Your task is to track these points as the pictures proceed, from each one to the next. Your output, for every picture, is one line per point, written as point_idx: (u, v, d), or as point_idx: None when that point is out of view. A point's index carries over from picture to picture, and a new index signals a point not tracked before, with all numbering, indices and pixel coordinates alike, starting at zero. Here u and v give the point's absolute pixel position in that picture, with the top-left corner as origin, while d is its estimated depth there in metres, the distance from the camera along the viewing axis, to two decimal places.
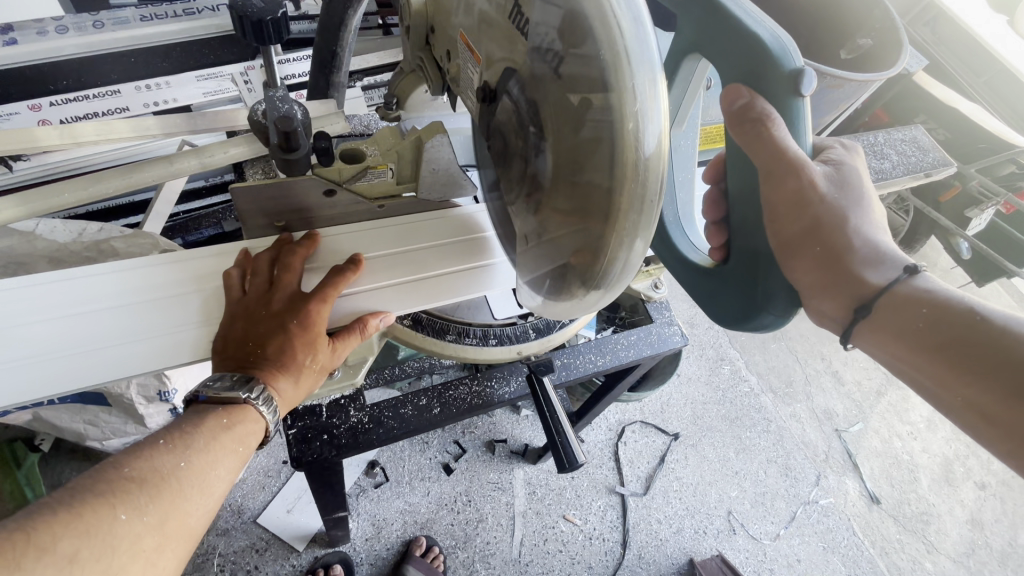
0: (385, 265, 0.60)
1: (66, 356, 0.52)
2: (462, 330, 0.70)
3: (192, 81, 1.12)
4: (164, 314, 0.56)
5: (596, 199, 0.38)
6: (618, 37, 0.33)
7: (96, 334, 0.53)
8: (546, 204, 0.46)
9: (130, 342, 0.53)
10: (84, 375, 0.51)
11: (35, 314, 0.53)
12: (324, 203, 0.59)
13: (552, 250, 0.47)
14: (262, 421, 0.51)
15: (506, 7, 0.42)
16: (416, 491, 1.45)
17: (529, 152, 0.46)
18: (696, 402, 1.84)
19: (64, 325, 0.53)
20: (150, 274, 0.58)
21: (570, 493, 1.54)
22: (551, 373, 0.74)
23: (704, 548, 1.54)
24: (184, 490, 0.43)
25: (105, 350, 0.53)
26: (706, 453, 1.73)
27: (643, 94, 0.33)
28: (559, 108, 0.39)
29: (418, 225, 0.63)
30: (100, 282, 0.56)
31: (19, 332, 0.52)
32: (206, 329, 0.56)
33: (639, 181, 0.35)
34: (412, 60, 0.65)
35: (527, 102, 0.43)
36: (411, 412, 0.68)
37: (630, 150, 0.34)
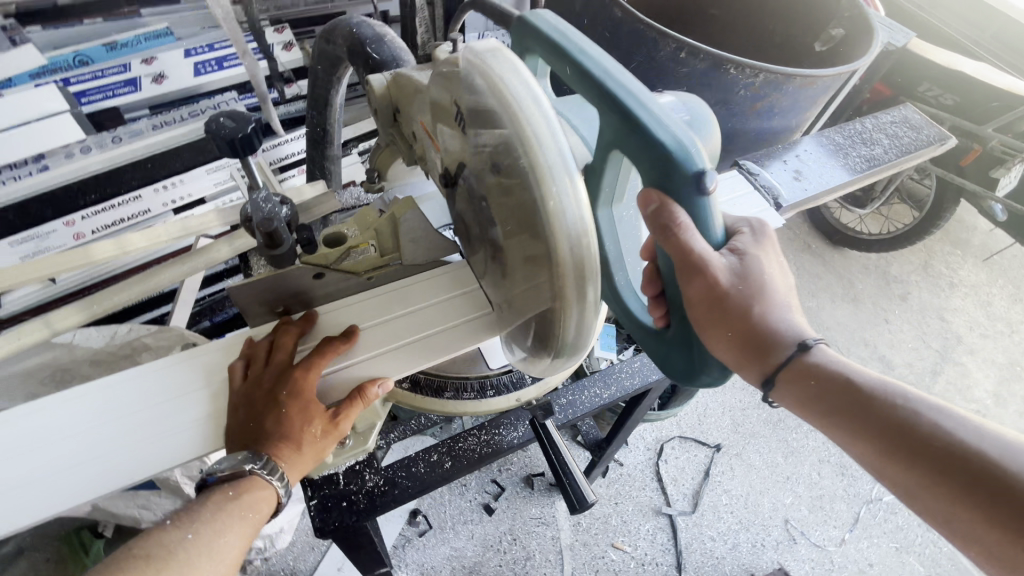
0: (379, 333, 0.62)
1: (119, 454, 0.57)
2: (461, 385, 0.72)
3: (201, 175, 1.25)
4: (203, 405, 0.61)
5: (544, 272, 0.42)
6: (534, 146, 0.37)
7: (136, 432, 0.58)
8: (507, 279, 0.50)
9: (163, 436, 0.58)
10: (122, 474, 0.56)
11: (89, 419, 0.59)
12: (317, 283, 0.63)
13: (523, 320, 0.51)
14: (270, 489, 0.53)
15: (452, 110, 0.47)
16: (460, 535, 1.45)
17: (485, 228, 0.50)
18: (734, 409, 1.78)
19: (115, 426, 0.59)
20: (181, 371, 0.63)
21: (616, 520, 1.52)
22: (552, 415, 0.76)
23: (765, 563, 1.48)
24: (191, 560, 0.49)
25: (155, 443, 0.58)
26: (753, 461, 1.67)
27: (563, 188, 0.37)
28: (502, 199, 0.43)
29: (408, 288, 0.65)
30: (144, 382, 0.62)
31: (76, 439, 0.58)
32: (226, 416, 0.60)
33: (572, 257, 0.39)
34: (385, 138, 0.70)
35: (480, 190, 0.48)
36: (423, 470, 0.70)
37: (560, 232, 0.38)
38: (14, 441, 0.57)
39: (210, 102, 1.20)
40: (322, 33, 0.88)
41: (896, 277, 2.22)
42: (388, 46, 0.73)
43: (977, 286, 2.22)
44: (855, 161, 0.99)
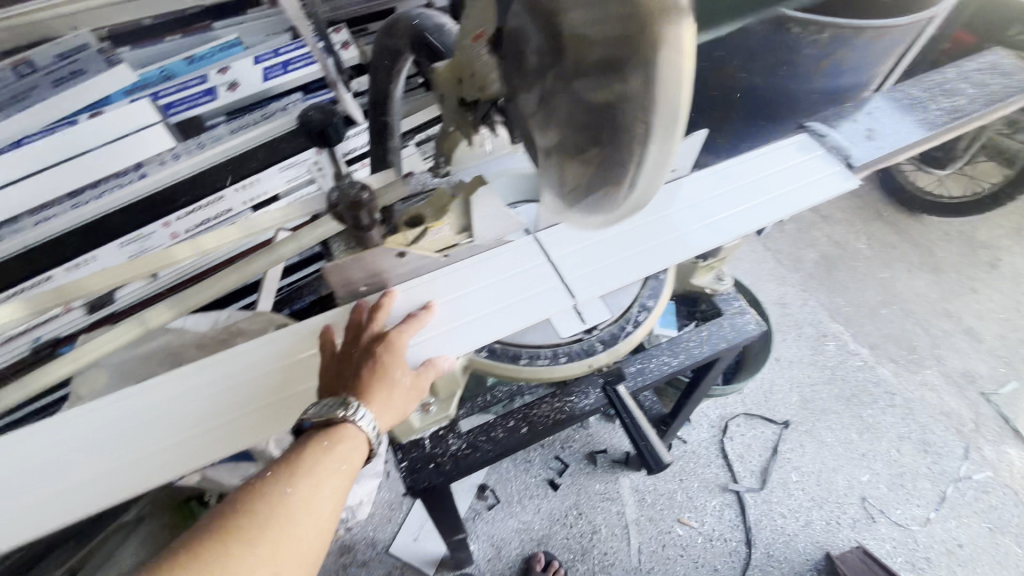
0: (457, 306, 0.67)
1: (244, 415, 0.66)
2: (534, 353, 0.74)
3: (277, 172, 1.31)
4: (309, 371, 0.70)
5: (622, 108, 0.39)
6: None
7: (256, 395, 0.67)
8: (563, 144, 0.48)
9: (276, 400, 0.67)
10: (246, 432, 0.65)
11: (214, 387, 0.68)
12: (398, 264, 0.66)
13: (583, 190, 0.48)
14: (358, 436, 0.59)
15: None
16: (527, 509, 1.50)
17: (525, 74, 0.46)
18: (803, 385, 1.72)
19: (237, 392, 0.67)
20: (285, 342, 0.71)
21: (681, 496, 1.52)
22: (623, 381, 0.77)
23: (841, 541, 1.44)
24: (293, 506, 0.53)
25: (273, 404, 0.67)
26: (825, 438, 1.61)
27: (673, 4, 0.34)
28: (582, 30, 0.39)
29: (479, 265, 0.70)
30: (256, 353, 0.70)
31: (206, 404, 0.66)
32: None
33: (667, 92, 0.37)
34: (451, 120, 0.71)
35: (530, 32, 0.44)
36: (502, 434, 0.73)
37: (665, 58, 0.35)
38: (148, 409, 0.66)
39: (280, 103, 1.26)
40: (383, 28, 0.91)
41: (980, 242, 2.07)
42: (449, 33, 0.74)
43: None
44: (936, 114, 0.93)
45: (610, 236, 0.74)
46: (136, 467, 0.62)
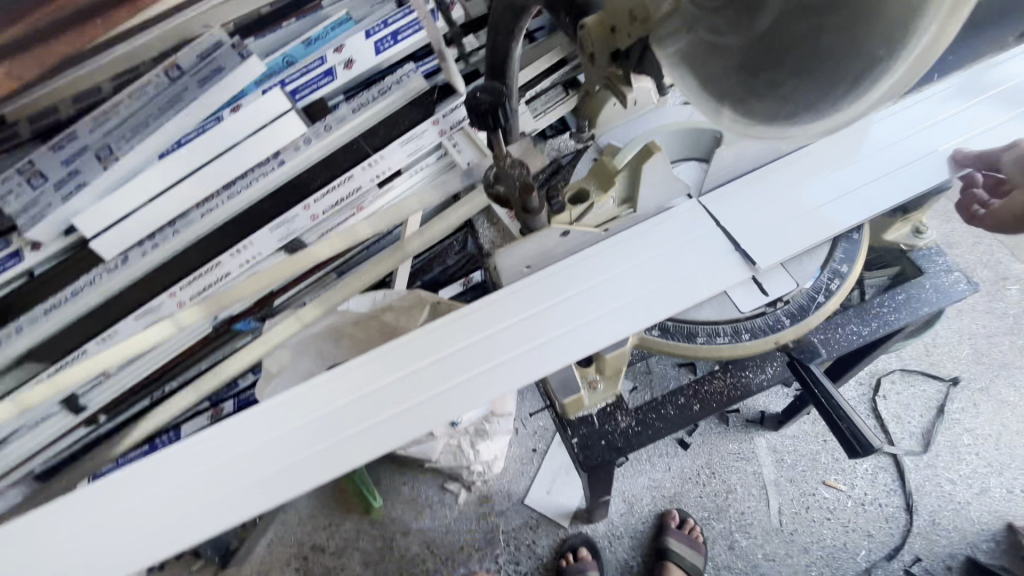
0: (625, 282, 0.62)
1: (424, 400, 0.61)
2: (711, 330, 0.70)
3: (397, 147, 1.09)
4: (481, 353, 0.62)
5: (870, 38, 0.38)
6: None
7: (433, 380, 0.62)
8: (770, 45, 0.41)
9: (409, 409, 0.61)
10: (387, 443, 0.61)
11: (388, 373, 0.63)
12: (560, 242, 0.64)
13: (786, 101, 0.42)
14: None
15: None
16: (657, 467, 1.47)
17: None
18: (975, 337, 1.50)
19: (413, 377, 0.62)
20: (453, 324, 0.63)
21: (826, 458, 1.42)
22: (815, 358, 0.69)
23: (1022, 509, 1.31)
24: None
25: (451, 388, 0.61)
26: (1004, 397, 1.42)
27: None
28: None
29: (644, 235, 0.64)
30: (424, 336, 0.63)
31: (384, 390, 0.63)
32: (463, 387, 0.61)
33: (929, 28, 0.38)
34: (597, 81, 0.67)
35: None
36: (672, 412, 0.71)
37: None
38: (281, 423, 0.63)
39: (398, 72, 1.07)
40: None
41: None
42: None
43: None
44: None
45: (786, 194, 0.68)
46: (280, 482, 0.61)
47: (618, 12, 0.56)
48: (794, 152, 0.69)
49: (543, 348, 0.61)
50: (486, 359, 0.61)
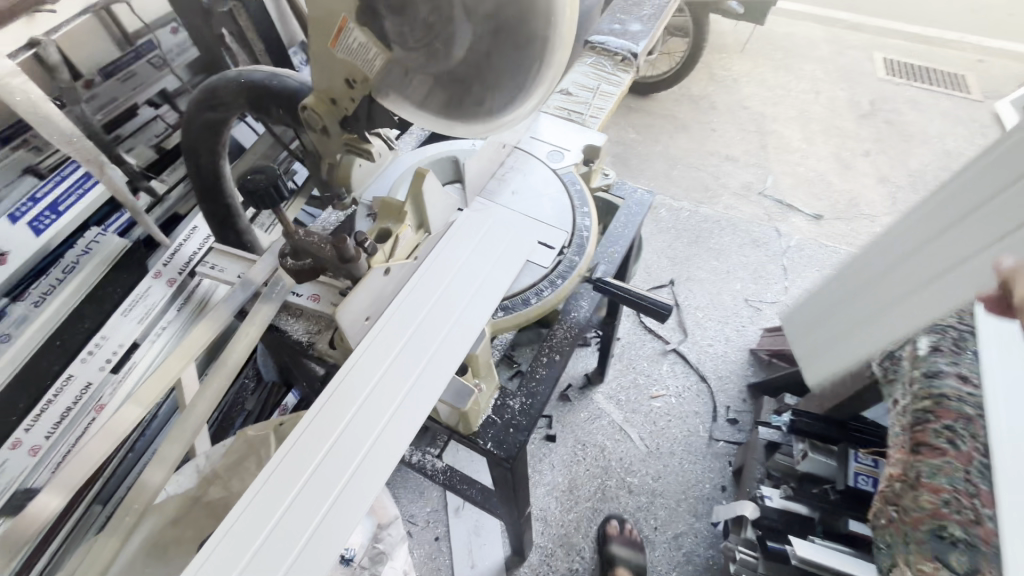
0: (457, 287, 0.70)
1: (342, 489, 0.57)
2: (538, 287, 0.74)
3: (120, 319, 1.09)
4: (373, 413, 0.61)
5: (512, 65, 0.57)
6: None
7: (339, 465, 0.58)
8: (466, 67, 0.58)
9: (329, 511, 0.56)
10: (327, 555, 0.53)
11: (289, 489, 0.56)
12: (386, 282, 0.66)
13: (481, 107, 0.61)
14: None
15: None
16: (545, 472, 1.57)
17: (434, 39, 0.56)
18: (665, 250, 2.11)
19: (317, 477, 0.57)
20: (331, 405, 0.61)
21: (642, 379, 1.76)
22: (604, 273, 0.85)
23: (752, 335, 1.86)
24: None
25: (362, 460, 0.59)
26: (699, 276, 2.03)
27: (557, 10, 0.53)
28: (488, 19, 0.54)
29: (448, 247, 0.72)
30: (308, 432, 0.59)
31: (292, 510, 0.55)
32: (373, 452, 0.59)
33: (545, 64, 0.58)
34: (339, 149, 0.74)
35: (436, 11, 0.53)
36: (544, 372, 0.76)
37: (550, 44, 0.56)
38: None
39: (74, 250, 1.12)
40: (198, 105, 0.84)
41: (684, 119, 2.89)
42: (287, 76, 0.76)
43: (730, 100, 3.01)
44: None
45: (524, 178, 0.85)
46: None
47: (337, 86, 0.66)
48: (511, 149, 0.89)
49: (425, 374, 0.64)
50: (379, 416, 0.61)
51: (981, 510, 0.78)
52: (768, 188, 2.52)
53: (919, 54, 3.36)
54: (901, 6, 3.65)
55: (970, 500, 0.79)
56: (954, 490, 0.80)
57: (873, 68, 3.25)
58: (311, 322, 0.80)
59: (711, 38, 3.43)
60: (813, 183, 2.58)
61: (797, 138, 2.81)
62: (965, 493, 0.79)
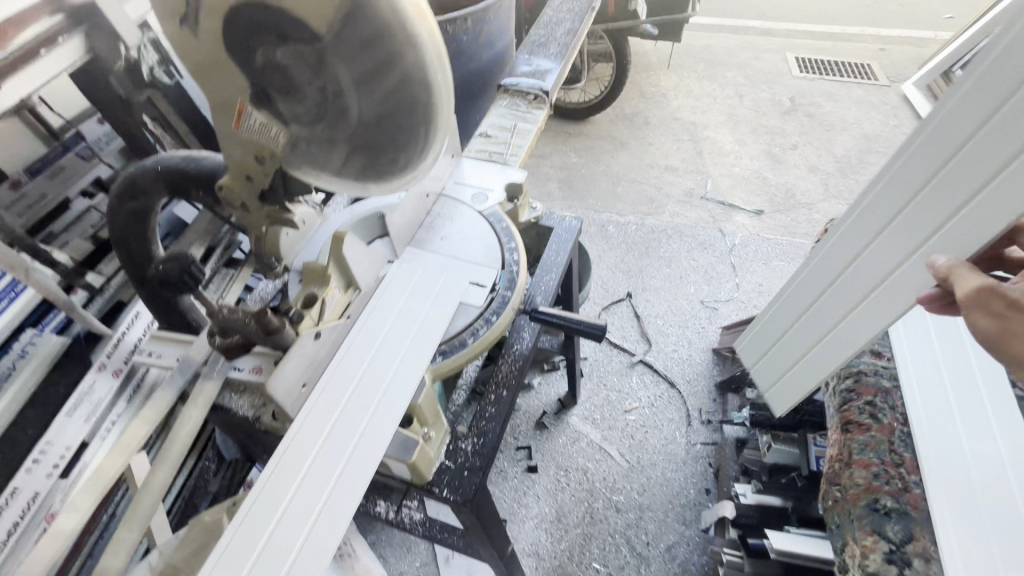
0: (392, 341, 0.71)
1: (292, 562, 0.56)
2: (473, 328, 0.76)
3: (65, 420, 1.05)
4: (318, 479, 0.61)
5: (406, 136, 0.60)
6: (422, 63, 0.53)
7: (288, 537, 0.58)
8: (365, 135, 0.59)
9: None
10: None
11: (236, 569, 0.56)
12: (319, 346, 0.67)
13: (390, 168, 0.64)
14: None
15: (300, 47, 0.51)
16: (532, 504, 1.56)
17: (330, 121, 0.58)
18: (619, 265, 2.19)
19: (267, 553, 0.57)
20: (277, 477, 0.61)
21: (614, 395, 1.78)
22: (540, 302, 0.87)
23: (712, 335, 1.93)
24: None
25: (310, 529, 0.58)
26: (655, 286, 2.11)
27: (436, 81, 0.55)
28: (377, 100, 0.56)
29: (380, 302, 0.74)
30: (255, 508, 0.59)
31: None
32: (320, 523, 0.59)
33: (441, 127, 0.60)
34: (262, 222, 0.75)
35: (323, 100, 0.56)
36: (493, 408, 0.77)
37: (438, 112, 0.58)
38: None
39: (13, 352, 1.09)
40: (117, 196, 0.84)
41: (622, 136, 3.01)
42: (203, 157, 0.78)
43: (661, 114, 3.16)
44: (563, 37, 1.28)
45: (450, 223, 0.88)
46: None
47: (247, 164, 0.68)
48: (437, 197, 0.92)
49: (367, 431, 0.64)
50: (325, 482, 0.61)
51: (908, 478, 0.84)
52: (709, 191, 2.64)
53: (827, 50, 3.61)
54: (802, 10, 3.96)
55: (897, 469, 0.85)
56: (881, 462, 0.86)
57: (788, 68, 3.47)
58: (255, 396, 0.79)
59: (635, 58, 3.62)
60: (750, 180, 2.71)
61: (729, 141, 2.96)
62: (891, 462, 0.86)
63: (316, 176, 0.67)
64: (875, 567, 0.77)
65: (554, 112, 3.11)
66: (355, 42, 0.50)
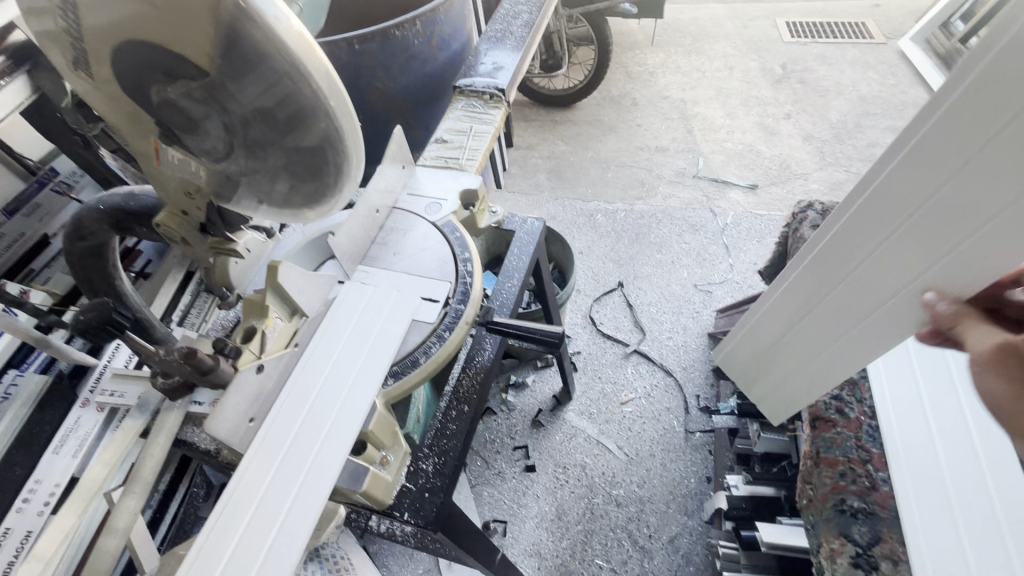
0: (341, 366, 0.69)
1: None
2: (426, 346, 0.75)
3: (52, 456, 1.07)
4: (267, 515, 0.60)
5: (320, 167, 0.58)
6: (319, 99, 0.51)
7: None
8: (282, 165, 0.58)
9: None
10: None
11: None
12: (264, 377, 0.66)
13: (314, 196, 0.63)
14: None
15: (195, 83, 0.50)
16: (531, 504, 1.55)
17: (243, 153, 0.57)
18: (609, 254, 2.16)
19: None
20: (225, 517, 0.60)
21: (609, 388, 1.76)
22: (499, 311, 0.86)
23: (706, 319, 1.90)
24: None
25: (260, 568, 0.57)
26: (646, 272, 2.08)
27: (338, 114, 0.53)
28: (282, 134, 0.54)
29: (329, 326, 0.72)
30: (203, 551, 0.58)
31: None
32: (269, 561, 0.58)
33: (355, 157, 0.58)
34: (206, 254, 0.74)
35: (230, 134, 0.55)
36: (454, 426, 0.76)
37: (346, 145, 0.56)
38: None
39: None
40: (67, 236, 0.83)
41: (609, 119, 2.95)
42: (143, 193, 0.78)
43: (649, 93, 3.09)
44: (521, 30, 1.24)
45: (403, 237, 0.86)
46: None
47: (177, 200, 0.67)
48: (389, 210, 0.90)
49: (317, 463, 0.63)
50: (274, 517, 0.60)
51: (874, 476, 0.88)
52: (701, 169, 2.57)
53: (819, 11, 3.48)
54: None
55: (864, 467, 0.89)
56: (848, 461, 0.90)
57: (779, 34, 3.36)
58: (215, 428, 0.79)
59: (619, 38, 3.54)
60: (742, 154, 2.65)
61: (720, 115, 2.89)
62: (857, 461, 0.90)
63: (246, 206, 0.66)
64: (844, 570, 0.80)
65: (539, 100, 3.04)
66: (245, 78, 0.49)
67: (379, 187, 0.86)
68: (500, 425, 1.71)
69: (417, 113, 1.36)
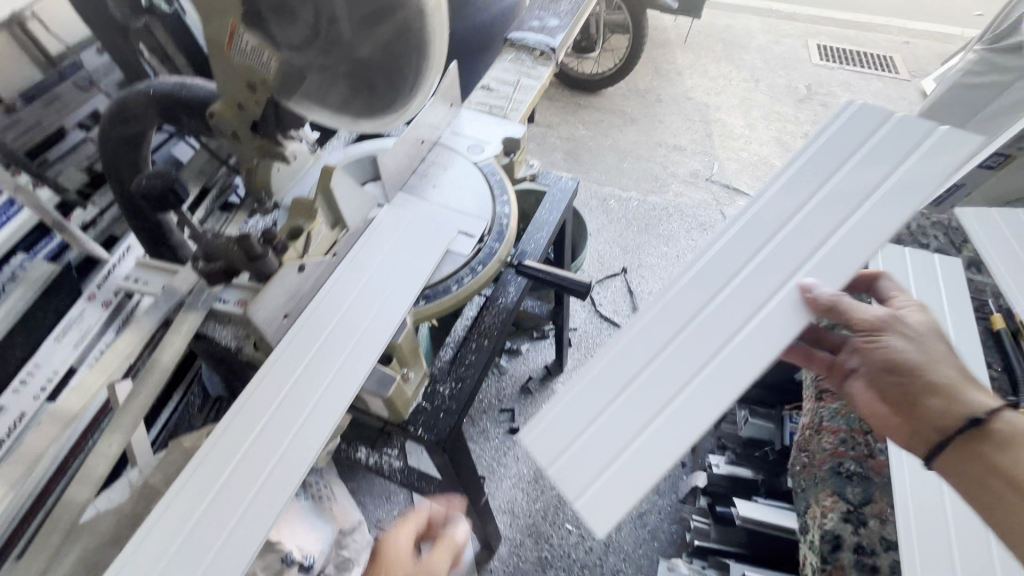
0: (379, 278, 0.71)
1: (268, 474, 0.59)
2: (458, 275, 0.77)
3: (52, 343, 1.05)
4: (297, 402, 0.63)
5: (396, 66, 0.61)
6: None
7: (265, 453, 0.60)
8: (359, 62, 0.60)
9: (258, 492, 0.58)
10: (250, 540, 0.55)
11: (216, 478, 0.58)
12: (303, 278, 0.68)
13: (380, 105, 0.64)
14: None
15: None
16: (509, 465, 1.59)
17: (326, 44, 0.59)
18: (616, 240, 2.20)
19: (244, 466, 0.59)
20: (258, 401, 0.63)
21: None
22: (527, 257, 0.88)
23: None
24: None
25: (285, 450, 0.60)
26: (650, 262, 2.12)
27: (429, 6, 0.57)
28: (370, 25, 0.57)
29: (368, 241, 0.74)
30: (233, 428, 0.61)
31: (220, 498, 0.57)
32: (287, 455, 0.60)
33: (432, 59, 0.61)
34: (253, 155, 0.74)
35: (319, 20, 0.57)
36: (473, 356, 0.79)
37: (430, 40, 0.59)
38: None
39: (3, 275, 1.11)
40: (108, 119, 0.82)
41: (632, 111, 2.96)
42: (196, 85, 0.77)
43: (674, 91, 3.10)
44: None
45: (443, 172, 0.87)
46: None
47: (234, 95, 0.67)
48: (432, 145, 0.91)
49: (350, 357, 0.66)
50: (303, 405, 0.63)
51: (874, 445, 0.86)
52: (715, 173, 2.60)
53: (850, 39, 3.51)
54: None
55: (863, 436, 0.88)
56: (850, 429, 0.89)
57: (808, 55, 3.39)
58: (239, 327, 0.80)
59: (653, 33, 3.53)
60: (758, 164, 2.68)
61: (741, 124, 2.92)
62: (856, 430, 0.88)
63: (309, 109, 0.66)
64: (833, 526, 0.79)
65: (566, 82, 3.04)
66: None
67: (428, 119, 0.87)
68: (489, 387, 1.75)
69: (459, 64, 1.35)
